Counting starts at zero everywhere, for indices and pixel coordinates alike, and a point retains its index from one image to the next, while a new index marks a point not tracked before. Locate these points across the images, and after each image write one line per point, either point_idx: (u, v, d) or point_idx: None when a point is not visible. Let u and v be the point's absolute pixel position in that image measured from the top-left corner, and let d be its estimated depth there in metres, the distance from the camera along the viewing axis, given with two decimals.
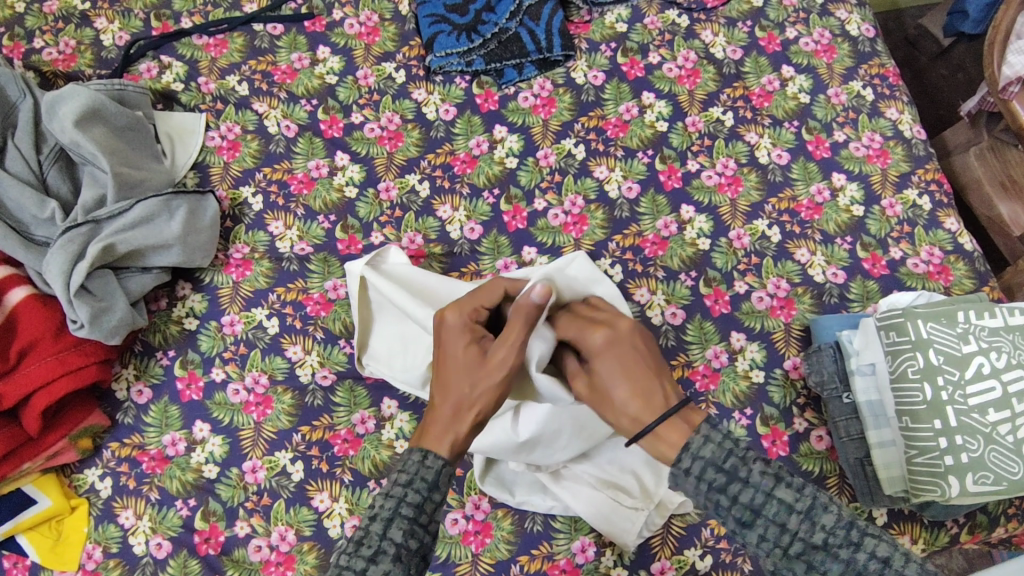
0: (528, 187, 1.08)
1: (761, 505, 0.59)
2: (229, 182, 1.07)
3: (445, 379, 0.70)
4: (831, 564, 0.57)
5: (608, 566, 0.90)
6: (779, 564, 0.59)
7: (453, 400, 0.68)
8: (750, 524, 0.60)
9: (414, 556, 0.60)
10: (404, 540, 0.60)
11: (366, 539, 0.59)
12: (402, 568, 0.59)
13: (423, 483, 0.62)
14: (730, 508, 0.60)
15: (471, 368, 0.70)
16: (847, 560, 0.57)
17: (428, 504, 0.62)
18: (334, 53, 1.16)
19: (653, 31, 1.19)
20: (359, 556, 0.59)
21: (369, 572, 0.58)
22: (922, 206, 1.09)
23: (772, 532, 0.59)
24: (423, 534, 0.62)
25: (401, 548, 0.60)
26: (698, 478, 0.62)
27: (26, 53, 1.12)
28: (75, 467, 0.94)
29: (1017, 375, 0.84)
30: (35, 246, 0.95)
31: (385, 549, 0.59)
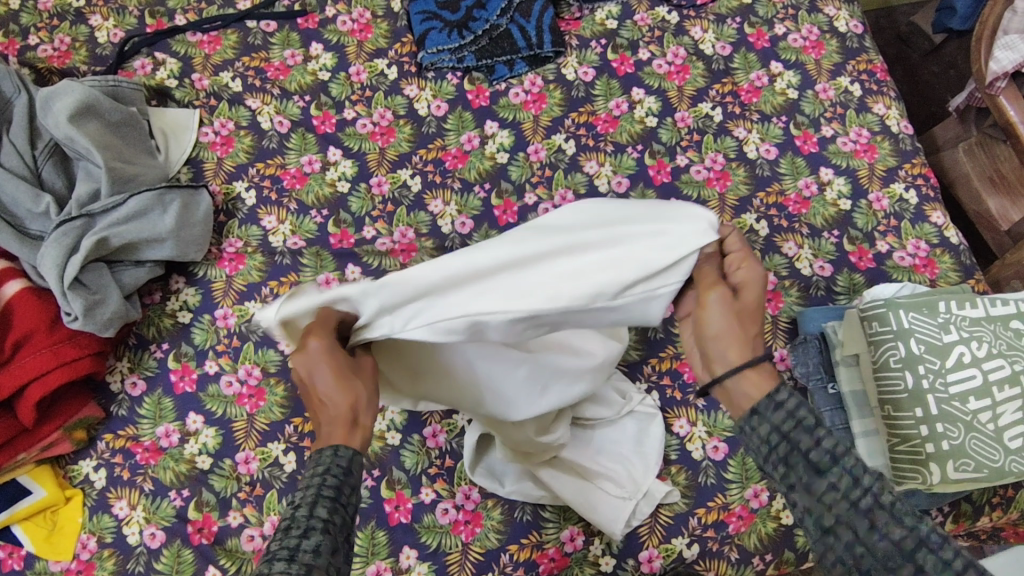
0: (519, 182, 1.09)
1: (842, 454, 0.50)
2: (222, 177, 1.09)
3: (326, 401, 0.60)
4: (895, 527, 0.46)
5: (597, 555, 0.92)
6: (840, 518, 0.48)
7: (342, 406, 0.59)
8: (824, 471, 0.50)
9: (341, 533, 0.51)
10: (331, 517, 0.50)
11: (292, 522, 0.49)
12: (331, 542, 0.49)
13: (340, 467, 0.54)
14: (807, 450, 0.51)
15: (343, 373, 0.61)
16: (912, 527, 0.46)
17: (348, 487, 0.54)
18: (327, 50, 1.17)
19: (643, 27, 1.20)
20: (287, 537, 0.48)
21: (301, 549, 0.47)
22: (909, 200, 1.10)
23: (845, 481, 0.49)
24: (348, 513, 0.53)
25: (329, 523, 0.50)
26: (789, 414, 0.54)
27: (21, 50, 1.14)
28: (70, 458, 0.95)
29: (998, 364, 0.85)
30: (30, 240, 0.96)
31: (313, 525, 0.49)
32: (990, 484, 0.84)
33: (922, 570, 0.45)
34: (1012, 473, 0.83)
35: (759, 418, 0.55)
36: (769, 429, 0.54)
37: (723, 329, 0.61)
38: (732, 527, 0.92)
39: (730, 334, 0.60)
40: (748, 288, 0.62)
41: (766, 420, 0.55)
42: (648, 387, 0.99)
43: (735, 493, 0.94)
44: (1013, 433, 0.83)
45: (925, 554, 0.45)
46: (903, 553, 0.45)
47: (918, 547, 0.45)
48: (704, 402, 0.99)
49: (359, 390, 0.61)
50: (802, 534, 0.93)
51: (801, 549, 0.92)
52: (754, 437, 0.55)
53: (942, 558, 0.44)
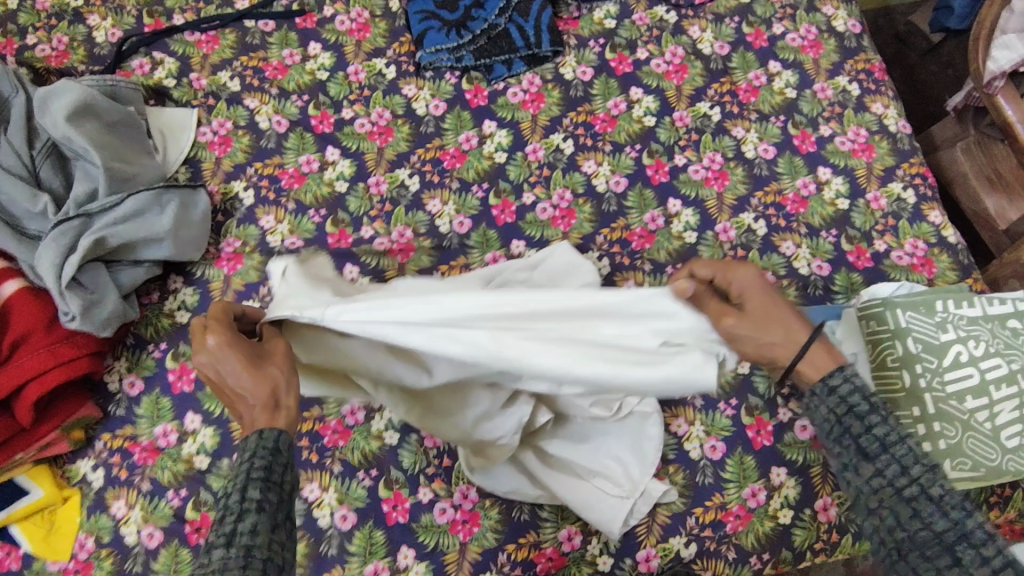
0: (517, 181, 1.09)
1: (892, 443, 0.61)
2: (220, 177, 1.09)
3: (237, 387, 0.65)
4: (937, 518, 0.57)
5: (595, 554, 0.92)
6: (883, 502, 0.60)
7: (259, 393, 0.64)
8: (872, 457, 0.61)
9: (276, 510, 0.57)
10: (264, 496, 0.56)
11: (228, 508, 0.55)
12: (268, 520, 0.55)
13: (266, 448, 0.60)
14: (859, 435, 0.62)
15: (248, 360, 0.66)
16: (954, 519, 0.57)
17: (278, 464, 0.60)
18: (325, 49, 1.17)
19: (641, 27, 1.20)
20: (222, 524, 0.54)
21: (237, 532, 0.54)
22: (907, 199, 1.10)
23: (892, 469, 0.60)
24: (282, 489, 0.59)
25: (263, 501, 0.56)
26: (842, 398, 0.65)
27: (19, 50, 1.14)
28: (67, 458, 0.95)
29: (995, 363, 0.85)
30: (27, 239, 0.96)
31: (248, 508, 0.55)
32: (986, 483, 0.84)
33: (959, 560, 0.55)
34: (1008, 473, 0.83)
35: (819, 400, 0.66)
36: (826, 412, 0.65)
37: (772, 335, 0.69)
38: (729, 526, 0.93)
39: (783, 334, 0.68)
40: (750, 296, 0.70)
41: (823, 404, 0.66)
42: None
43: (732, 492, 0.94)
44: (1009, 433, 0.83)
45: (964, 547, 0.55)
46: (944, 543, 0.56)
47: (958, 540, 0.56)
48: (702, 401, 0.99)
49: (275, 376, 0.66)
50: (800, 533, 0.93)
51: (799, 549, 0.93)
52: (817, 416, 0.67)
53: (981, 553, 0.55)
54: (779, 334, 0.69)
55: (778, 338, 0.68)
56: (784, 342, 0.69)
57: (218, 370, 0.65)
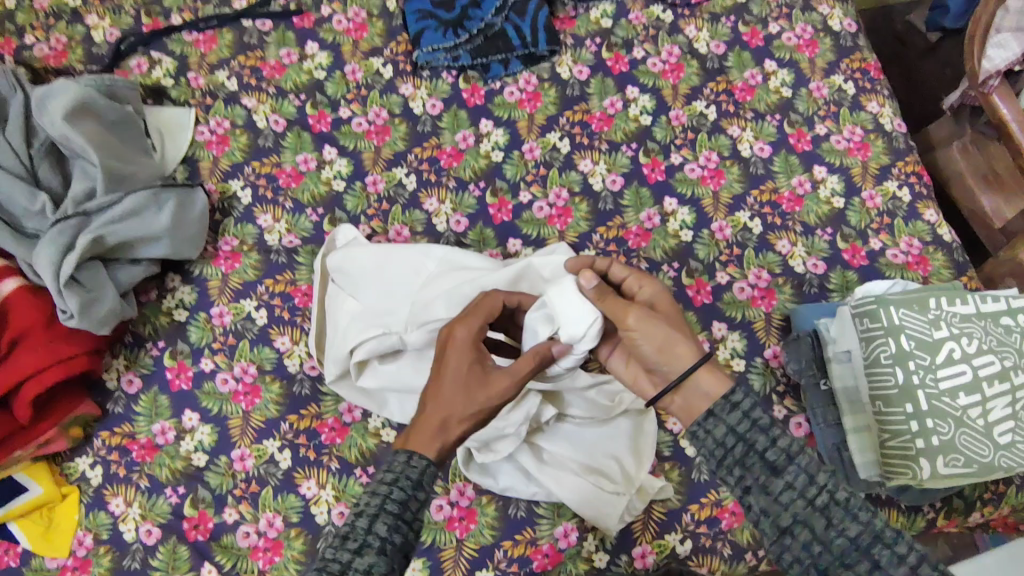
0: (514, 180, 1.10)
1: (796, 453, 0.63)
2: (218, 176, 1.09)
3: (441, 396, 0.71)
4: (850, 524, 0.60)
5: (591, 551, 0.92)
6: (797, 517, 0.61)
7: (435, 414, 0.69)
8: (780, 471, 0.63)
9: (398, 553, 0.61)
10: (388, 535, 0.61)
11: (351, 533, 0.61)
12: (385, 563, 0.60)
13: (410, 481, 0.64)
14: (763, 450, 0.63)
15: (471, 384, 0.71)
16: (867, 523, 0.60)
17: (413, 502, 0.64)
18: (322, 49, 1.18)
19: (637, 26, 1.20)
20: (344, 549, 0.60)
21: (353, 565, 0.59)
22: (902, 198, 1.11)
23: (801, 480, 0.62)
24: (408, 530, 0.62)
25: (385, 542, 0.61)
26: (742, 413, 0.66)
27: (17, 49, 1.14)
28: (66, 455, 0.95)
29: (988, 360, 0.86)
30: (26, 238, 0.96)
31: (369, 543, 0.60)
32: (979, 479, 0.85)
33: (878, 563, 0.59)
34: (1001, 469, 0.84)
35: (717, 418, 0.66)
36: (726, 429, 0.66)
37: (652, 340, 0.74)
38: (725, 523, 0.93)
39: (665, 339, 0.73)
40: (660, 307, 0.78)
41: (721, 421, 0.66)
42: None
43: (728, 489, 0.95)
44: (1002, 429, 0.84)
45: (880, 549, 0.59)
46: (859, 548, 0.59)
47: (872, 543, 0.59)
48: None
49: (467, 404, 0.71)
50: None
51: None
52: (709, 439, 0.66)
53: (896, 552, 0.58)
54: (662, 343, 0.73)
55: (663, 340, 0.73)
56: (665, 353, 0.73)
57: (445, 375, 0.72)
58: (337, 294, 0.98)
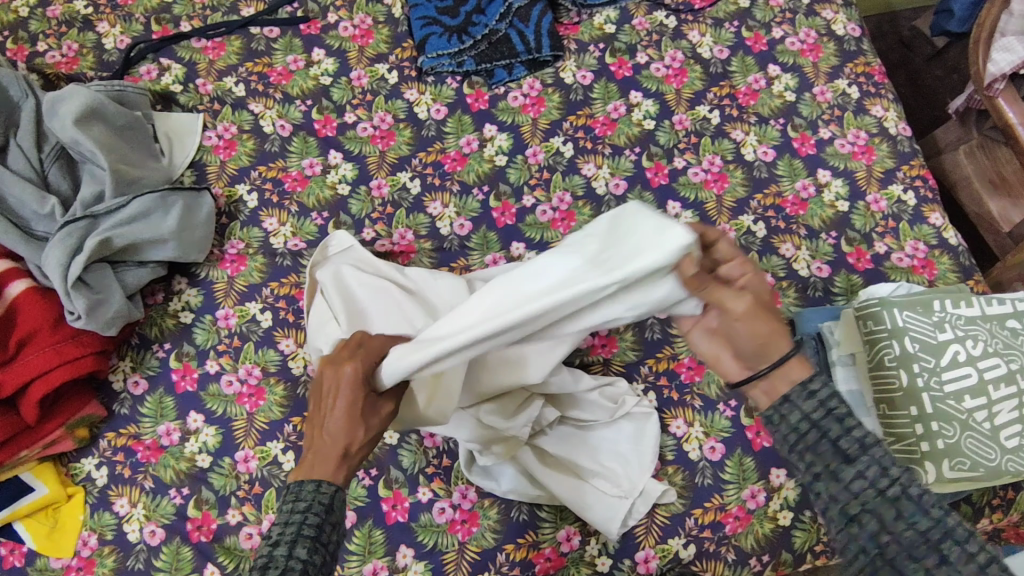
0: (517, 184, 1.10)
1: (870, 444, 0.55)
2: (225, 180, 1.10)
3: (341, 417, 0.67)
4: (921, 517, 0.52)
5: (593, 555, 0.91)
6: (866, 506, 0.54)
7: (337, 442, 0.66)
8: (853, 460, 0.55)
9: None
10: (309, 557, 0.57)
11: (271, 562, 0.56)
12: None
13: (321, 504, 0.61)
14: (836, 439, 0.56)
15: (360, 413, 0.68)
16: (938, 518, 0.52)
17: (329, 524, 0.60)
18: (329, 55, 1.19)
19: (641, 32, 1.21)
20: None
21: None
22: (907, 202, 1.10)
23: (873, 470, 0.54)
24: (327, 552, 0.59)
25: (306, 564, 0.56)
26: (820, 402, 0.58)
27: (30, 56, 1.17)
28: (73, 455, 0.96)
29: (993, 363, 0.85)
30: (35, 240, 0.98)
31: (291, 567, 0.55)
32: (987, 483, 0.84)
33: (947, 560, 0.51)
34: (1008, 473, 0.83)
35: (791, 405, 0.59)
36: (799, 418, 0.59)
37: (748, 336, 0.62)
38: (729, 527, 0.92)
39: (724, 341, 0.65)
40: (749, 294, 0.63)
41: (797, 408, 0.59)
42: (644, 388, 0.99)
43: (731, 493, 0.94)
44: (1009, 433, 0.83)
45: (950, 545, 0.51)
46: (927, 542, 0.52)
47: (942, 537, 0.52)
48: (701, 402, 0.98)
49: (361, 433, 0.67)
50: (799, 535, 0.92)
51: (799, 551, 0.92)
52: (782, 425, 0.60)
53: (966, 549, 0.51)
54: (754, 337, 0.62)
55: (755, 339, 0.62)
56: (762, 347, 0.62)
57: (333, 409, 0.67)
58: (322, 311, 0.94)
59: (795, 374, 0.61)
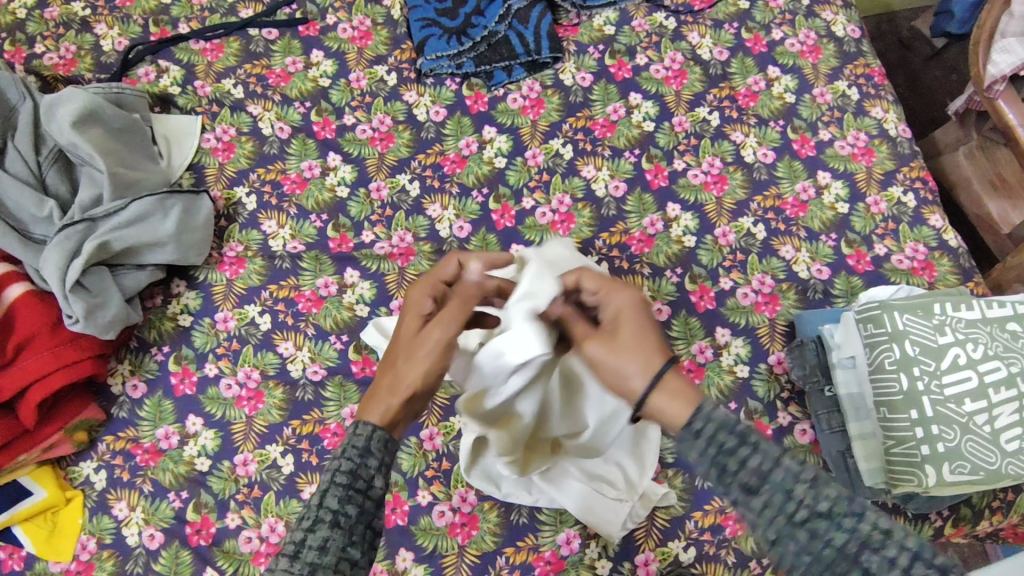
0: (517, 186, 1.10)
1: (769, 471, 0.55)
2: (224, 183, 1.10)
3: (400, 350, 0.69)
4: (836, 534, 0.53)
5: (593, 558, 0.91)
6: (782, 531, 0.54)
7: (388, 379, 0.67)
8: (754, 491, 0.55)
9: (357, 525, 0.56)
10: (341, 507, 0.56)
11: (306, 513, 0.56)
12: (342, 537, 0.55)
13: (356, 450, 0.59)
14: (736, 473, 0.56)
15: (410, 345, 0.69)
16: (848, 530, 0.53)
17: (365, 471, 0.58)
18: (327, 57, 1.19)
19: (640, 33, 1.21)
20: (299, 529, 0.55)
21: (307, 543, 0.54)
22: (907, 203, 1.10)
23: (777, 498, 0.54)
24: (365, 502, 0.57)
25: (339, 514, 0.56)
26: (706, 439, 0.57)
27: (28, 58, 1.16)
28: (71, 459, 0.96)
29: (993, 366, 0.85)
30: (33, 243, 0.98)
31: (322, 518, 0.55)
32: (987, 487, 0.84)
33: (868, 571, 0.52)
34: (1009, 476, 0.83)
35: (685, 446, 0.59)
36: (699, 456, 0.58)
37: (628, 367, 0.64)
38: (729, 530, 0.92)
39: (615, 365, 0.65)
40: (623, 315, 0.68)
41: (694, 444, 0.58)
42: None
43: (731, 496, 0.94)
44: (1010, 436, 0.83)
45: (869, 556, 0.52)
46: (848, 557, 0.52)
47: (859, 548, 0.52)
48: None
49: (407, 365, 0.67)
50: None
51: None
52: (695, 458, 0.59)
53: (885, 557, 0.51)
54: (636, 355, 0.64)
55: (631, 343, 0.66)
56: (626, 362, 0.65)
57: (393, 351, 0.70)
58: None
59: (677, 408, 0.60)
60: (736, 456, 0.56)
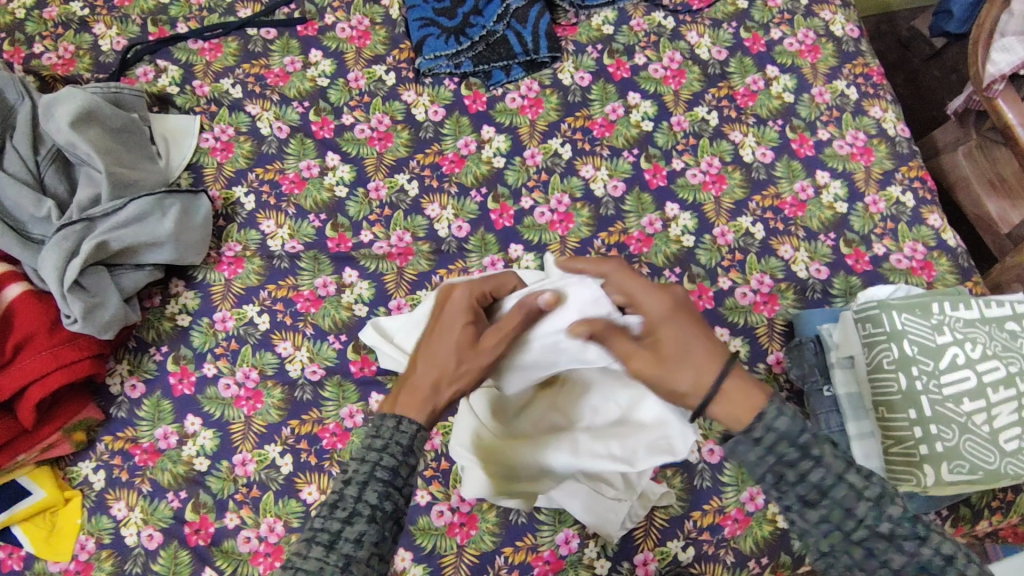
0: (515, 185, 1.10)
1: (830, 487, 0.56)
2: (222, 182, 1.10)
3: (443, 349, 0.68)
4: (895, 555, 0.55)
5: (592, 558, 0.91)
6: (835, 547, 0.57)
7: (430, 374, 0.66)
8: (814, 504, 0.56)
9: (389, 521, 0.58)
10: (379, 503, 0.57)
11: (341, 502, 0.57)
12: (376, 532, 0.57)
13: (401, 443, 0.60)
14: (793, 484, 0.56)
15: (463, 346, 0.68)
16: (911, 553, 0.55)
17: (404, 468, 0.60)
18: (326, 57, 1.19)
19: (639, 33, 1.21)
20: (334, 518, 0.56)
21: (344, 534, 0.56)
22: (906, 203, 1.10)
23: (836, 514, 0.56)
24: (399, 499, 0.59)
25: (376, 510, 0.57)
26: (767, 448, 0.57)
27: (26, 58, 1.16)
28: (70, 459, 0.96)
29: (992, 365, 0.85)
30: (31, 243, 0.98)
31: (360, 511, 0.56)
32: (985, 486, 0.84)
33: None
34: (1007, 476, 0.83)
35: (738, 450, 0.59)
36: (754, 462, 0.58)
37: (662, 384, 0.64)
38: (727, 530, 0.92)
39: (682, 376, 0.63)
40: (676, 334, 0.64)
41: (744, 454, 0.58)
42: None
43: (730, 496, 0.94)
44: (1008, 436, 0.83)
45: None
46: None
47: (917, 573, 0.55)
48: None
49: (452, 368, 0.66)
50: (798, 537, 0.92)
51: (798, 553, 0.92)
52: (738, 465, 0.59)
53: None
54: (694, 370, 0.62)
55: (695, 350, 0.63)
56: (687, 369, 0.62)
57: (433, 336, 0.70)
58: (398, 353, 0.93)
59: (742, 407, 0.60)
60: (797, 469, 0.56)
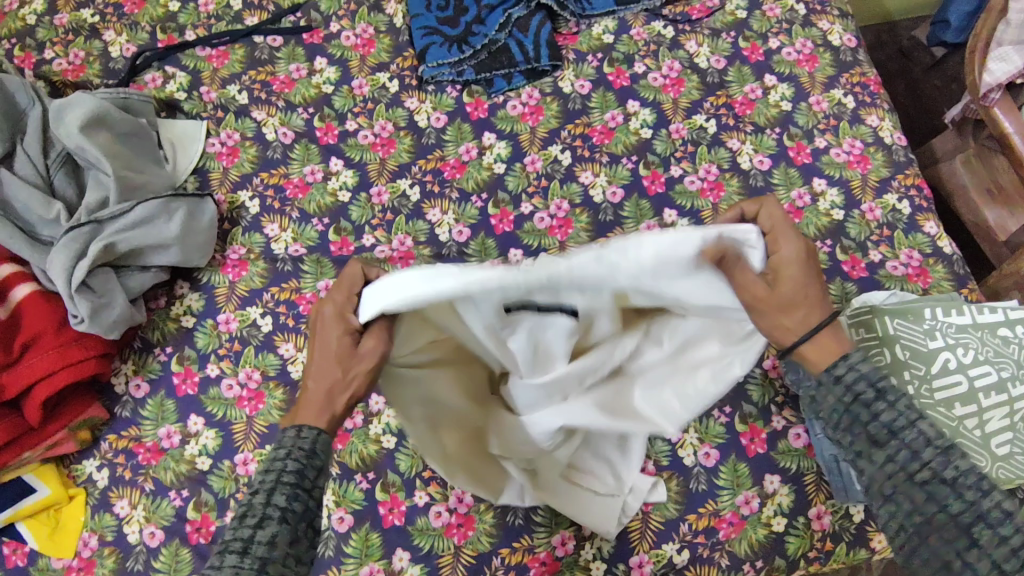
0: (515, 191, 1.11)
1: (900, 428, 0.56)
2: (228, 187, 1.12)
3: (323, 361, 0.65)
4: (954, 500, 0.53)
5: (588, 559, 0.92)
6: (897, 488, 0.55)
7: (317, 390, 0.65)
8: (882, 444, 0.56)
9: (301, 522, 0.56)
10: (288, 504, 0.55)
11: (250, 510, 0.55)
12: (289, 532, 0.55)
13: (301, 451, 0.59)
14: (867, 423, 0.57)
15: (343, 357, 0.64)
16: (972, 501, 0.52)
17: (311, 470, 0.59)
18: (331, 64, 1.21)
19: (638, 42, 1.23)
20: (244, 526, 0.53)
21: (255, 539, 0.53)
22: (902, 211, 1.11)
23: (903, 454, 0.55)
24: (309, 500, 0.57)
25: (286, 511, 0.55)
26: (847, 386, 0.59)
27: (37, 64, 1.19)
28: (74, 458, 0.97)
29: (983, 370, 0.87)
30: (40, 245, 1.00)
31: (269, 515, 0.54)
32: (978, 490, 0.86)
33: None
34: (1000, 481, 0.84)
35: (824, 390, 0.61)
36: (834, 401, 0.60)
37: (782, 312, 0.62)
38: (722, 533, 0.93)
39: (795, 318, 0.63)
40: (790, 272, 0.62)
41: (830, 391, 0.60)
42: None
43: (726, 499, 0.94)
44: (999, 440, 0.85)
45: (981, 528, 0.52)
46: (960, 525, 0.52)
47: (975, 521, 0.52)
48: None
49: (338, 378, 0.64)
50: (793, 541, 0.92)
51: (793, 556, 0.92)
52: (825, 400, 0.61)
53: (999, 533, 0.51)
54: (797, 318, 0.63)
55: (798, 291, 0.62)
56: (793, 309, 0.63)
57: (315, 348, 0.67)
58: None
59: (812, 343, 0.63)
60: (871, 409, 0.57)
